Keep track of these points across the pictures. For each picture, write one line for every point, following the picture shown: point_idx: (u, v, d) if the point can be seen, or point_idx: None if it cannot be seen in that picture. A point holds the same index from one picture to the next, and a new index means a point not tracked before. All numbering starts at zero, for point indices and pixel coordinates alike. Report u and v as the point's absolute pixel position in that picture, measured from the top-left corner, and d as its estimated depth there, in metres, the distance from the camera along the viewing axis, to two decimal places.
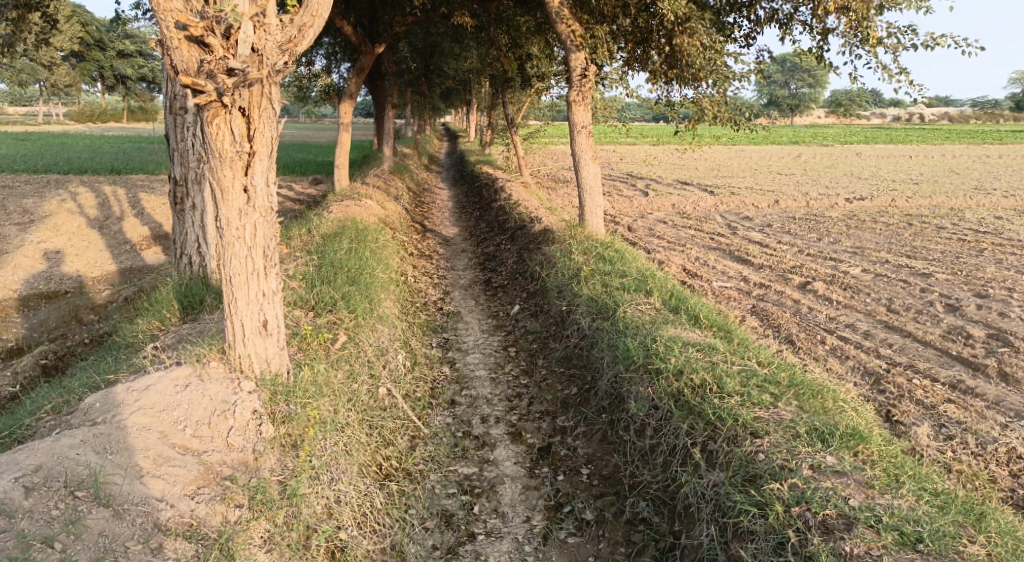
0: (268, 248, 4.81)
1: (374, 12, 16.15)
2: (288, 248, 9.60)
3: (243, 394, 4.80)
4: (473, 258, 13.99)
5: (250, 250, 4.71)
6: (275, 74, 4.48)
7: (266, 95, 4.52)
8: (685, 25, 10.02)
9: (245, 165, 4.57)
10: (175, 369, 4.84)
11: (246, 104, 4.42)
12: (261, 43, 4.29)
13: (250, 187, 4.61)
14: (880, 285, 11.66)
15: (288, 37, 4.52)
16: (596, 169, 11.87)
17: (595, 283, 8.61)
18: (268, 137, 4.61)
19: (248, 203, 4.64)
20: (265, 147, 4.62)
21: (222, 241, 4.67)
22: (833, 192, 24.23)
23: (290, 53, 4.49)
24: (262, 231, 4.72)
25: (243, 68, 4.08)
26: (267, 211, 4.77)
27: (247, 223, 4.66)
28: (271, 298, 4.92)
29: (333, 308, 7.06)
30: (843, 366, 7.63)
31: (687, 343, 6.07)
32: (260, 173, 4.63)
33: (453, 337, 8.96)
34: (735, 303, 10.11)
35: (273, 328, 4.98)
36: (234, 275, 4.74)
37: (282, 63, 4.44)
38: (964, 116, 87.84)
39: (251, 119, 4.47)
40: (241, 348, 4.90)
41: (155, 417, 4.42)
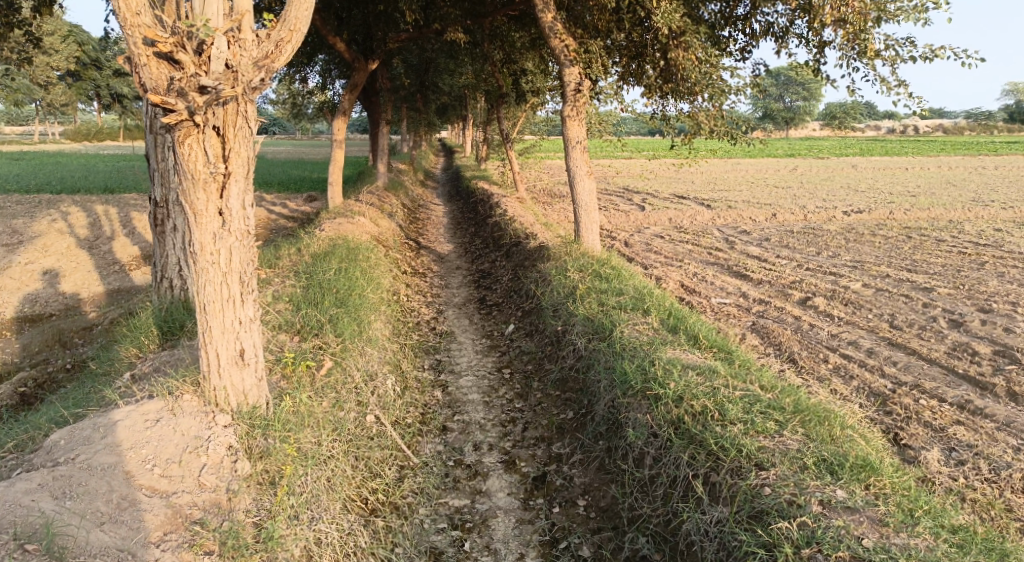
0: (245, 274, 4.60)
1: (367, 28, 16.02)
2: (276, 269, 9.37)
3: (217, 428, 4.57)
4: (467, 275, 13.76)
5: (225, 276, 4.50)
6: (250, 90, 4.31)
7: (242, 113, 4.36)
8: (680, 38, 9.87)
9: (219, 187, 4.37)
10: (144, 404, 4.67)
11: (220, 123, 4.25)
12: (236, 59, 4.15)
13: (225, 210, 4.42)
14: (881, 301, 11.46)
15: (265, 52, 4.36)
16: (591, 185, 11.68)
17: (591, 302, 8.38)
18: (244, 157, 4.42)
19: (223, 227, 4.44)
20: (242, 168, 4.43)
21: (196, 267, 4.46)
22: (831, 205, 24.09)
23: (267, 70, 4.37)
24: (238, 255, 4.53)
25: (216, 86, 3.93)
26: (244, 235, 4.57)
27: (222, 247, 4.46)
28: (248, 326, 4.70)
29: (319, 332, 6.83)
30: (848, 387, 7.40)
31: (686, 365, 5.83)
32: (236, 196, 4.44)
33: (445, 359, 8.70)
34: (734, 321, 9.89)
35: (250, 358, 4.75)
36: (208, 302, 4.52)
37: (257, 79, 4.30)
38: (958, 128, 88.18)
39: (226, 139, 4.28)
40: (217, 380, 4.67)
41: (121, 455, 4.21)
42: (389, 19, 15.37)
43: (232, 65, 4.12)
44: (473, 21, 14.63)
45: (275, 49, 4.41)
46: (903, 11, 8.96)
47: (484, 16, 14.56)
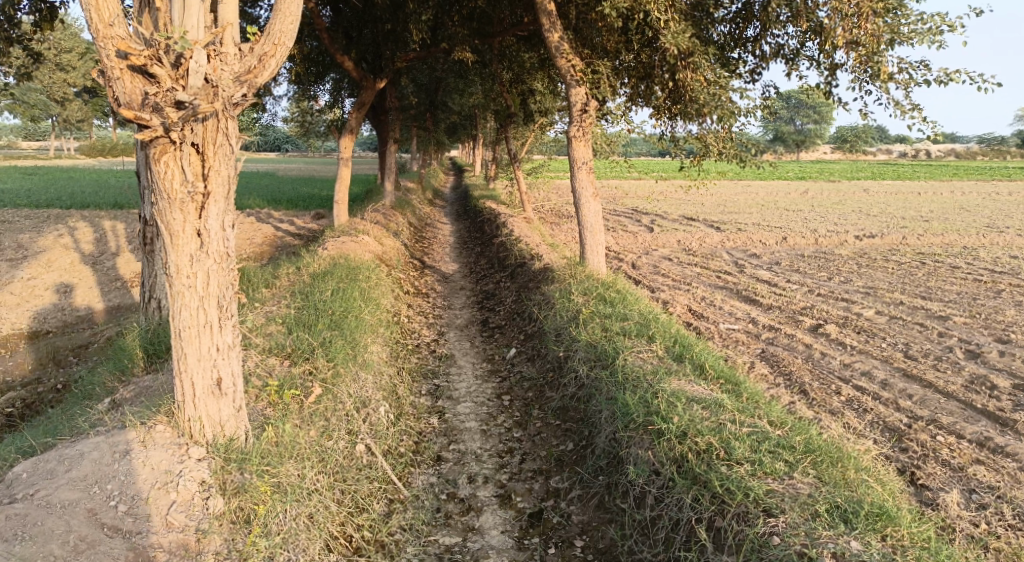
0: (223, 298, 4.48)
1: (375, 47, 15.95)
2: (273, 289, 9.15)
3: (190, 462, 4.40)
4: (471, 296, 13.55)
5: (202, 300, 4.38)
6: (231, 107, 4.29)
7: (222, 130, 4.30)
8: (688, 60, 9.68)
9: (198, 207, 4.29)
10: (115, 434, 4.52)
11: (199, 140, 4.20)
12: (216, 73, 4.10)
13: (203, 231, 4.32)
14: (895, 329, 11.13)
15: (247, 66, 4.28)
16: (597, 207, 11.45)
17: (594, 327, 8.12)
18: (225, 176, 4.36)
19: (201, 248, 4.33)
20: (222, 187, 4.36)
21: (171, 291, 4.34)
22: (842, 229, 23.79)
23: (249, 85, 4.31)
24: (216, 278, 4.41)
25: (192, 101, 3.92)
26: (223, 258, 4.46)
27: (199, 270, 4.35)
28: (226, 353, 4.55)
29: (310, 357, 6.59)
30: (861, 421, 7.10)
31: (691, 398, 5.54)
32: (215, 216, 4.36)
33: (444, 384, 8.44)
34: (743, 348, 9.61)
35: (228, 387, 4.60)
36: (184, 328, 4.39)
37: (239, 95, 4.25)
38: (970, 153, 87.76)
39: (205, 157, 4.24)
40: (192, 410, 4.53)
41: (84, 491, 4.08)
42: (398, 38, 15.29)
43: (211, 79, 4.07)
44: (482, 41, 14.54)
45: (257, 63, 4.32)
46: (918, 34, 8.72)
47: (492, 36, 14.46)
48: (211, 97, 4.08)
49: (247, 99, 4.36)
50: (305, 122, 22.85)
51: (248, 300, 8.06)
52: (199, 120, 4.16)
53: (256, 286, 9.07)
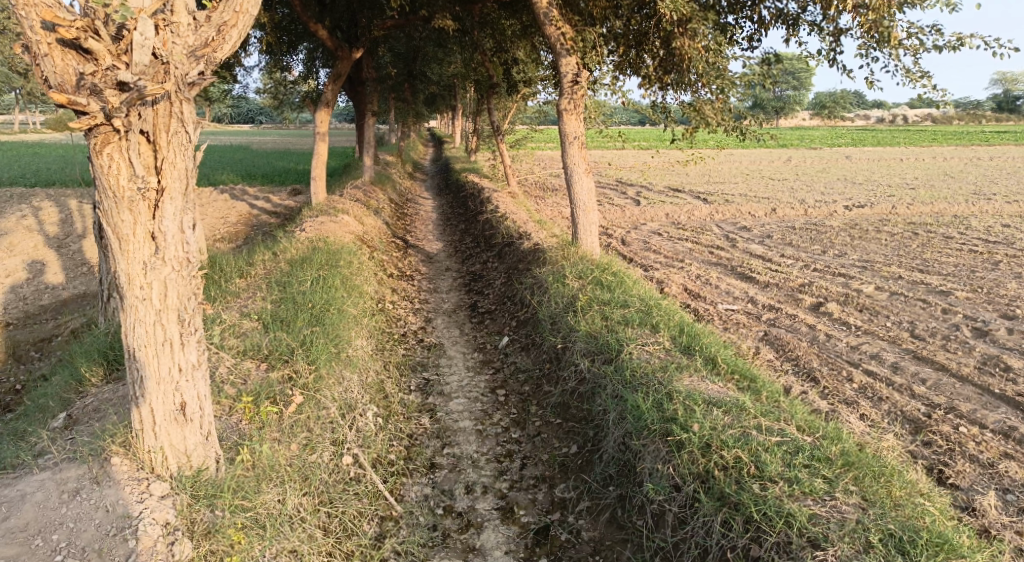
0: (184, 310, 3.92)
1: (351, 15, 15.20)
2: (248, 279, 8.51)
3: (151, 502, 3.92)
4: (457, 278, 12.98)
5: (159, 314, 3.81)
6: (186, 87, 3.67)
7: (176, 115, 3.70)
8: (686, 25, 9.09)
9: (151, 206, 3.71)
10: (64, 470, 4.12)
11: (150, 126, 3.61)
12: (166, 46, 3.47)
13: (158, 233, 3.75)
14: (898, 306, 10.77)
15: (204, 39, 3.71)
16: (590, 183, 10.87)
17: (592, 315, 7.63)
18: (181, 169, 3.78)
19: (156, 254, 3.76)
20: (178, 181, 3.77)
21: (122, 304, 3.78)
22: (830, 198, 23.40)
23: (207, 61, 3.74)
24: (175, 288, 3.84)
25: (136, 82, 3.33)
26: (182, 264, 3.88)
27: (155, 279, 3.77)
28: (190, 374, 4.01)
29: (289, 359, 6.02)
30: (877, 411, 6.71)
31: (709, 400, 5.06)
32: (172, 216, 3.78)
33: (434, 377, 7.91)
34: (744, 331, 9.19)
35: (194, 412, 4.07)
36: (138, 348, 3.83)
37: (194, 73, 3.66)
38: (947, 118, 87.86)
39: (157, 147, 3.65)
40: (152, 440, 4.01)
41: (24, 545, 3.65)
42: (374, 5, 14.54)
43: (161, 55, 3.44)
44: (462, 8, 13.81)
45: (217, 34, 3.77)
46: None
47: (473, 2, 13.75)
48: (160, 76, 3.48)
49: (205, 78, 3.78)
50: (278, 94, 21.92)
51: (221, 293, 7.44)
52: (150, 103, 3.56)
53: (229, 276, 8.42)
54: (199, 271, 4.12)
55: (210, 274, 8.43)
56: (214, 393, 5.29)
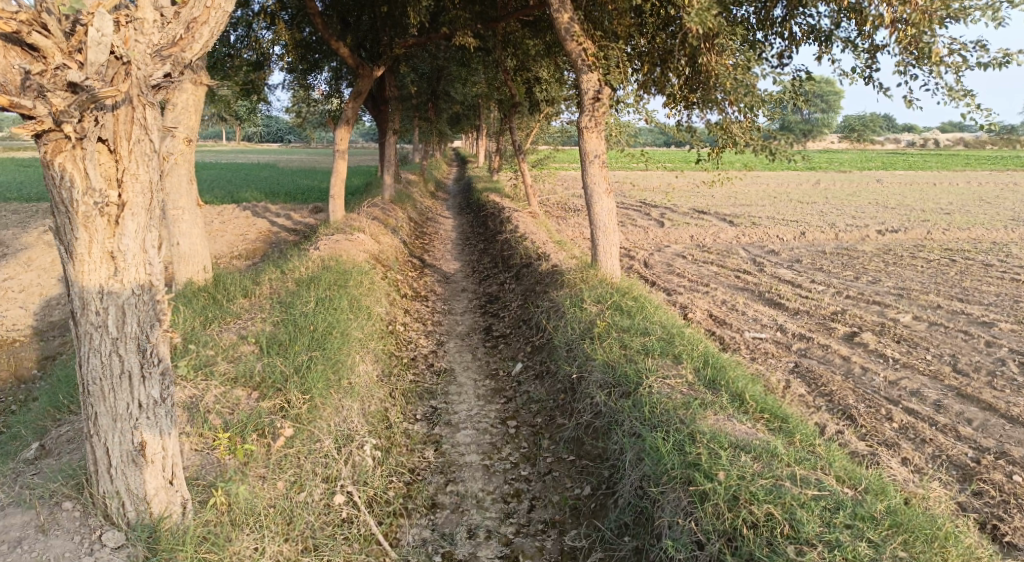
0: (145, 338, 3.66)
1: (374, 33, 15.03)
2: (251, 299, 8.12)
3: (102, 554, 3.72)
4: (473, 299, 12.59)
5: (115, 342, 3.57)
6: (149, 90, 3.50)
7: (139, 122, 3.51)
8: (713, 41, 8.74)
9: (110, 223, 3.48)
10: (8, 516, 3.96)
11: (109, 134, 3.41)
12: (128, 44, 3.29)
13: (117, 252, 3.52)
14: (938, 337, 10.16)
15: (171, 37, 3.59)
16: (610, 204, 10.39)
17: (610, 344, 7.17)
18: (144, 182, 3.56)
19: (114, 276, 3.53)
20: (141, 196, 3.56)
21: (77, 331, 3.56)
22: (862, 223, 22.68)
23: (173, 60, 3.60)
24: (134, 314, 3.59)
25: (86, 82, 3.12)
26: (144, 287, 3.65)
27: (111, 304, 3.54)
28: (151, 409, 3.72)
29: (282, 388, 5.61)
30: (921, 455, 6.18)
31: (736, 444, 4.58)
32: (133, 234, 3.54)
33: (443, 406, 7.48)
34: (773, 362, 8.67)
35: (155, 454, 3.79)
36: (93, 382, 3.61)
37: (158, 74, 3.51)
38: (980, 142, 86.19)
39: (118, 156, 3.45)
40: (108, 484, 3.76)
41: None
42: (396, 23, 14.33)
43: (120, 52, 3.26)
44: (485, 26, 13.52)
45: (184, 32, 3.64)
46: (976, 10, 7.71)
47: (495, 20, 13.47)
48: (119, 76, 3.28)
49: (171, 79, 3.62)
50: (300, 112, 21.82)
51: (220, 313, 7.08)
52: (109, 109, 3.36)
53: (232, 294, 8.02)
54: (166, 297, 3.86)
55: (212, 292, 8.05)
56: (197, 425, 4.91)
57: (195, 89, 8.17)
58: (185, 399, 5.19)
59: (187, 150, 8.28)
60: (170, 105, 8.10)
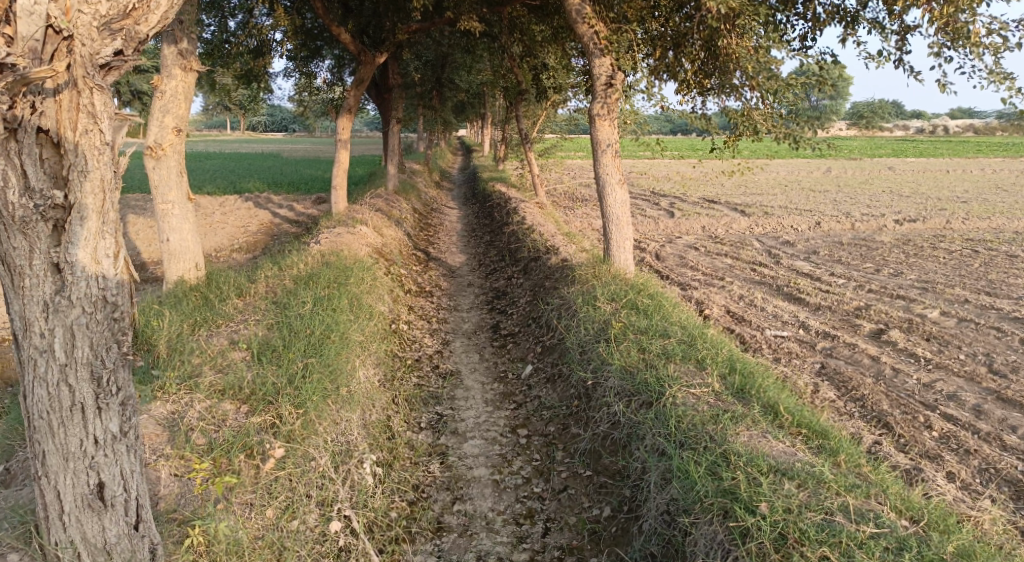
0: (99, 365, 3.28)
1: (376, 19, 14.47)
2: (245, 298, 7.65)
3: None
4: (480, 294, 12.12)
5: (64, 368, 3.21)
6: (96, 70, 3.15)
7: (87, 109, 3.16)
8: (734, 21, 8.14)
9: (55, 227, 3.15)
10: None
11: (52, 124, 3.08)
12: (68, 16, 2.98)
13: (64, 263, 3.17)
14: (970, 335, 9.64)
15: (122, 6, 3.18)
16: (624, 195, 9.83)
17: (627, 347, 6.68)
18: (94, 181, 3.22)
19: (61, 291, 3.17)
20: (89, 196, 3.21)
21: (21, 357, 3.22)
22: (878, 212, 22.08)
23: (126, 35, 3.21)
24: (86, 336, 3.22)
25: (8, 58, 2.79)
26: (97, 305, 3.26)
27: (59, 324, 3.18)
28: (108, 445, 3.35)
29: (274, 401, 5.17)
30: (967, 469, 5.71)
31: (776, 467, 4.16)
32: (81, 242, 3.19)
33: (449, 413, 7.02)
34: (798, 362, 8.18)
35: (114, 497, 3.41)
36: (39, 415, 3.25)
37: (107, 51, 3.15)
38: (989, 128, 85.07)
39: (63, 150, 3.12)
40: (60, 531, 3.37)
41: None
42: (399, 8, 13.74)
43: (58, 26, 2.95)
44: (490, 10, 12.92)
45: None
46: None
47: (502, 4, 12.87)
48: (59, 54, 2.99)
49: (125, 58, 3.25)
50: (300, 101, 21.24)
51: (211, 315, 6.63)
52: (49, 93, 3.03)
53: (225, 294, 7.56)
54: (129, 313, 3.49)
55: (204, 292, 7.57)
56: (177, 445, 4.49)
57: (184, 75, 7.66)
58: (166, 414, 4.78)
59: (176, 141, 7.79)
60: (159, 92, 7.60)
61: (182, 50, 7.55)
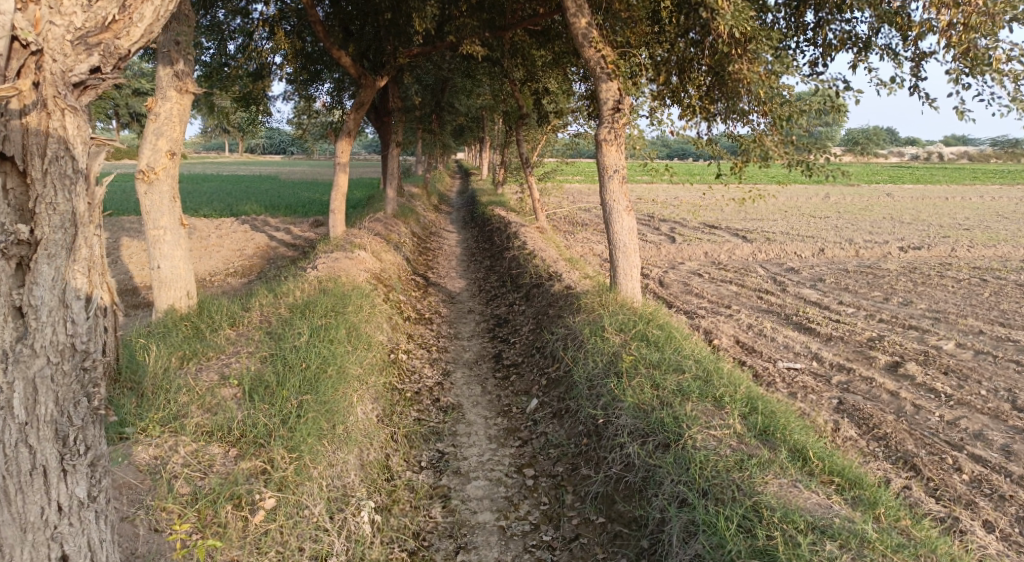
0: (65, 423, 2.99)
1: (377, 43, 14.24)
2: (239, 328, 7.31)
3: None
4: (480, 322, 11.76)
5: (23, 428, 2.87)
6: (70, 89, 2.90)
7: (59, 132, 2.90)
8: (746, 45, 7.81)
9: (19, 266, 2.89)
10: None
11: (18, 151, 2.83)
12: (37, 27, 2.76)
13: (28, 306, 2.89)
14: (988, 368, 9.33)
15: (99, 17, 2.93)
16: (631, 222, 9.52)
17: (640, 383, 6.32)
18: (64, 213, 2.95)
19: (22, 337, 2.87)
20: (59, 231, 2.95)
21: None
22: (881, 239, 21.85)
23: (104, 49, 2.96)
24: (49, 390, 2.93)
25: None
26: (64, 354, 2.98)
27: (19, 376, 2.86)
28: (74, 515, 3.04)
29: (265, 444, 4.83)
30: (1004, 518, 5.38)
31: (814, 525, 4.02)
32: (47, 283, 2.92)
33: (450, 451, 6.64)
34: (815, 397, 7.84)
35: None
36: None
37: (82, 67, 2.91)
38: (983, 155, 85.56)
39: (30, 180, 2.87)
40: None
41: None
42: (400, 32, 13.53)
43: (26, 41, 2.72)
44: (493, 34, 12.70)
45: (119, 11, 2.99)
46: None
47: (504, 28, 12.63)
48: (26, 70, 2.77)
49: (103, 76, 3.01)
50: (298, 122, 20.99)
51: (201, 347, 6.28)
52: (15, 114, 2.80)
53: (216, 324, 7.21)
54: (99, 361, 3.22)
55: (195, 322, 7.24)
56: (160, 495, 4.16)
57: (180, 97, 7.39)
58: (149, 458, 4.44)
59: (170, 165, 7.50)
60: (153, 114, 7.34)
61: (177, 71, 7.30)
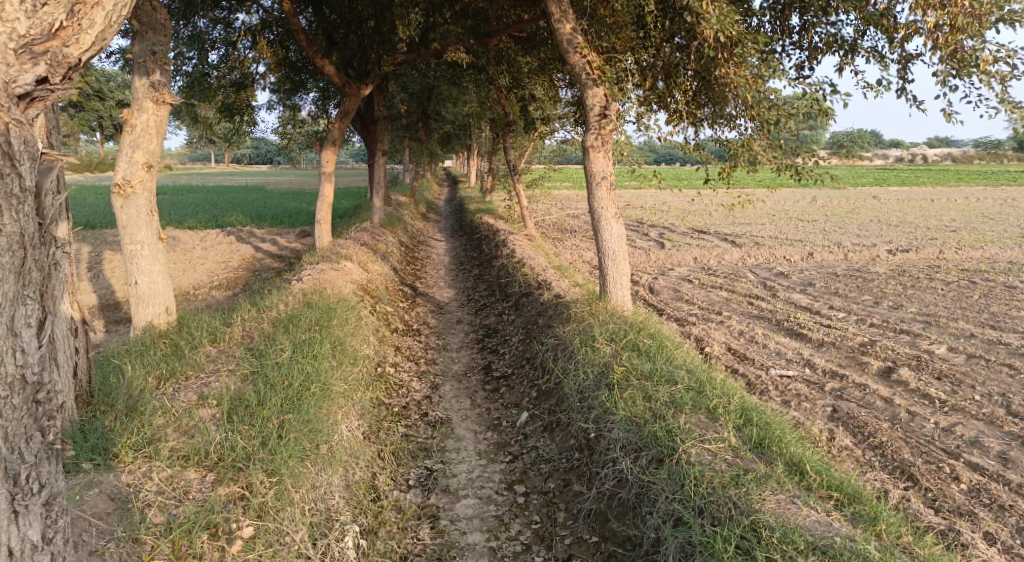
0: (17, 460, 2.94)
1: (361, 51, 14.08)
2: (219, 345, 7.12)
3: None
4: (469, 332, 11.60)
5: None
6: (14, 101, 2.87)
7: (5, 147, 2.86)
8: (732, 50, 7.72)
9: None
10: None
11: None
12: None
13: None
14: (981, 372, 9.26)
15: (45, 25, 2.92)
16: (620, 229, 9.39)
17: (632, 394, 6.17)
18: (10, 235, 2.89)
19: None
20: (7, 255, 2.89)
21: None
22: (869, 242, 21.87)
23: (52, 58, 2.96)
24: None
25: None
26: (14, 387, 2.92)
27: None
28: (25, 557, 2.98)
29: (244, 468, 4.66)
30: (1005, 529, 5.27)
31: (815, 545, 3.93)
32: None
33: (439, 468, 6.47)
34: (809, 405, 7.72)
35: None
36: None
37: (28, 77, 2.90)
38: (966, 157, 86.38)
39: None
40: None
41: None
42: (385, 40, 13.38)
43: None
44: (478, 41, 12.57)
45: (67, 17, 2.98)
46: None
47: (490, 35, 12.50)
48: None
49: (51, 87, 3.00)
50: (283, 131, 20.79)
51: (180, 366, 6.09)
52: None
53: (196, 341, 7.01)
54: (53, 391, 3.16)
55: (175, 339, 7.04)
56: (131, 526, 4.01)
57: (157, 108, 7.18)
58: (122, 487, 4.27)
59: (147, 178, 7.29)
60: (128, 126, 7.14)
61: (154, 82, 7.10)
